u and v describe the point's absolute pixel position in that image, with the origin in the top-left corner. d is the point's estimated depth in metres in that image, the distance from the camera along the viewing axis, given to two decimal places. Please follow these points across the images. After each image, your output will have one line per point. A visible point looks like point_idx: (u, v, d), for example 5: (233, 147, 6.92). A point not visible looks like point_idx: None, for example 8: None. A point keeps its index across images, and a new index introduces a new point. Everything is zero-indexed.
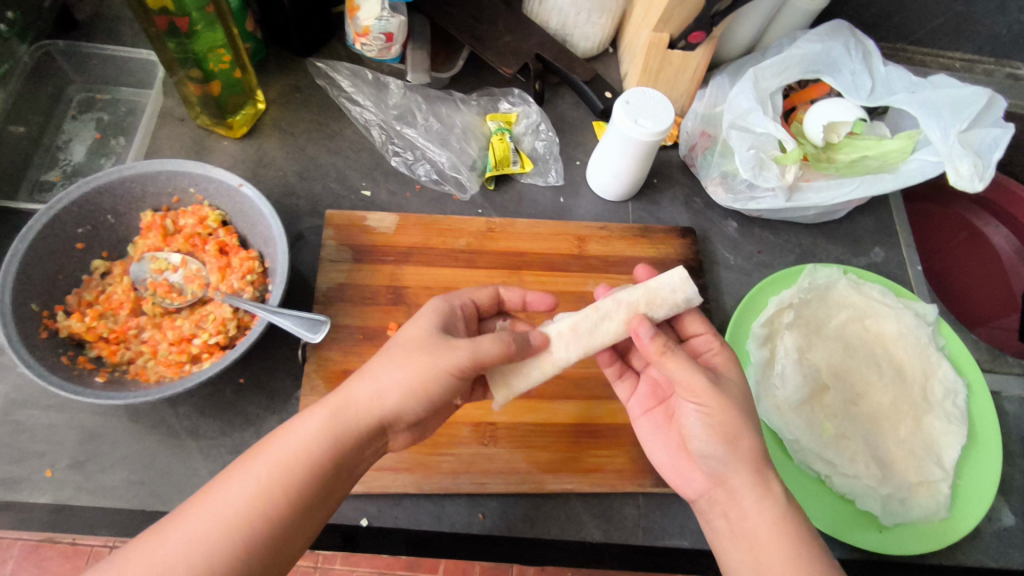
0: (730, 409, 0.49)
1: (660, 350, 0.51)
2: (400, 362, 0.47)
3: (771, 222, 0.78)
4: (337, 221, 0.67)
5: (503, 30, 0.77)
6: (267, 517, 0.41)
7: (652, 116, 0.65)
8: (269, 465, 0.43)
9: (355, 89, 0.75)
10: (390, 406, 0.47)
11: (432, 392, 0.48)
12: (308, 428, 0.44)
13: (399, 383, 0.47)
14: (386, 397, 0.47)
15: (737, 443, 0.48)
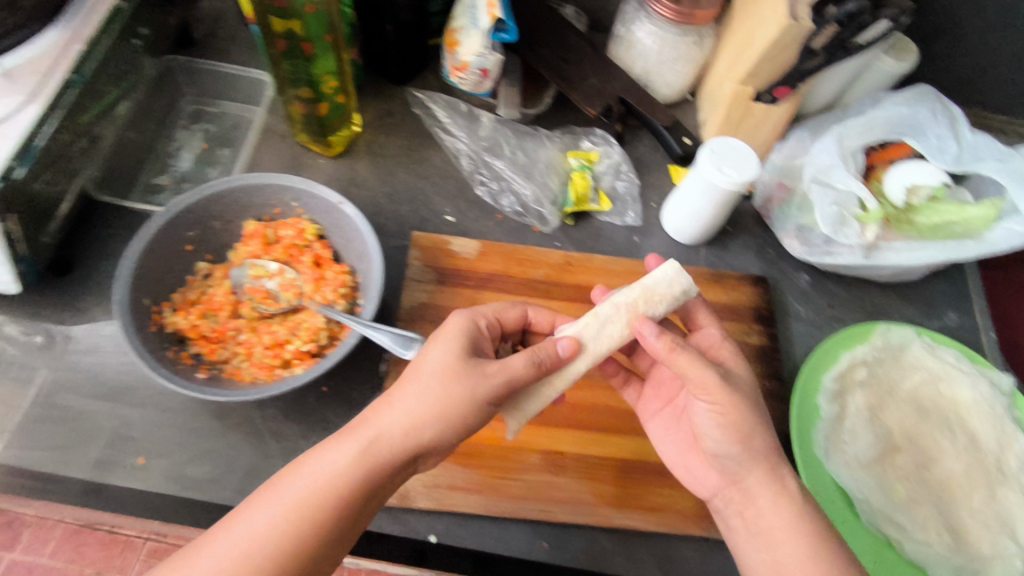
0: (740, 406, 0.51)
1: (669, 346, 0.52)
2: (431, 386, 0.47)
3: (843, 277, 0.78)
4: (423, 243, 0.70)
5: (589, 72, 0.80)
6: (296, 550, 0.42)
7: (737, 165, 0.66)
8: (300, 496, 0.43)
9: (451, 120, 0.79)
10: (428, 434, 0.46)
11: (465, 420, 0.47)
12: (336, 460, 0.44)
13: (429, 413, 0.46)
14: (417, 428, 0.46)
15: (749, 440, 0.50)
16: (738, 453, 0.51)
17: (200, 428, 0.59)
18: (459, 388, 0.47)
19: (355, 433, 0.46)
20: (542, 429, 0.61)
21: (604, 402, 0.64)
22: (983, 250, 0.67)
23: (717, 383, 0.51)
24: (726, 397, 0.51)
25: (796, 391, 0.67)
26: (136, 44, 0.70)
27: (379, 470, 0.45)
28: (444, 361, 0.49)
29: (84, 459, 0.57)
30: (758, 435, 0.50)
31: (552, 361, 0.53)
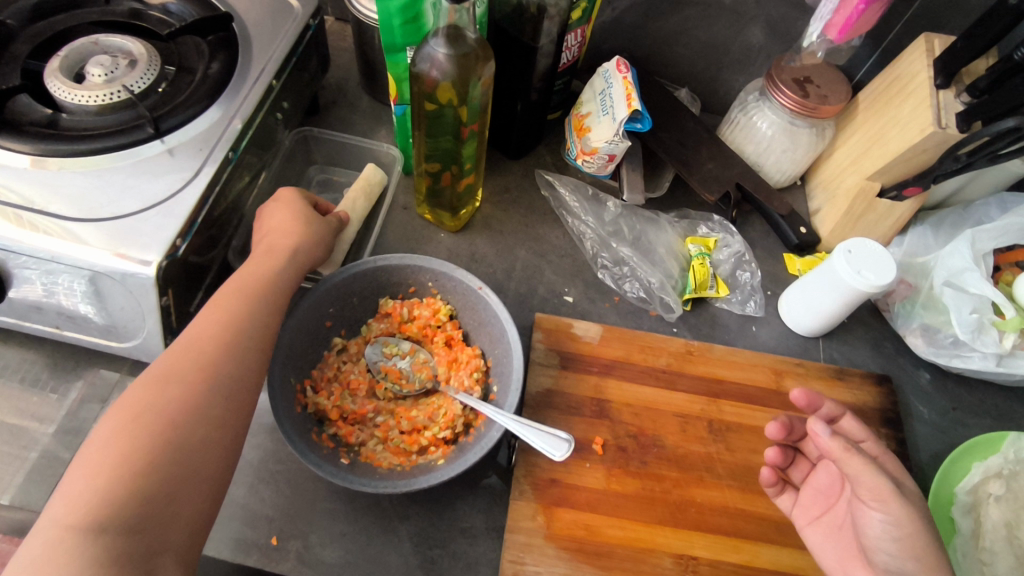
0: (918, 520, 0.51)
1: (842, 447, 0.53)
2: (283, 221, 0.61)
3: (966, 378, 0.75)
4: (547, 325, 0.70)
5: (706, 157, 0.81)
6: (218, 369, 0.48)
7: (875, 269, 0.65)
8: (212, 331, 0.50)
9: (577, 203, 0.79)
10: (286, 249, 0.59)
11: (279, 251, 0.59)
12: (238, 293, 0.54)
13: (282, 242, 0.59)
14: (273, 261, 0.57)
15: (928, 560, 0.50)
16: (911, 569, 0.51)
17: (331, 508, 0.58)
18: (321, 223, 0.64)
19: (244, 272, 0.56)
20: (675, 531, 0.60)
21: (735, 504, 0.62)
22: None
23: (892, 493, 0.52)
24: (904, 511, 0.51)
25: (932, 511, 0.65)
26: (278, 118, 0.73)
27: (231, 315, 0.52)
28: (288, 210, 0.62)
29: (220, 535, 0.56)
30: (935, 554, 0.51)
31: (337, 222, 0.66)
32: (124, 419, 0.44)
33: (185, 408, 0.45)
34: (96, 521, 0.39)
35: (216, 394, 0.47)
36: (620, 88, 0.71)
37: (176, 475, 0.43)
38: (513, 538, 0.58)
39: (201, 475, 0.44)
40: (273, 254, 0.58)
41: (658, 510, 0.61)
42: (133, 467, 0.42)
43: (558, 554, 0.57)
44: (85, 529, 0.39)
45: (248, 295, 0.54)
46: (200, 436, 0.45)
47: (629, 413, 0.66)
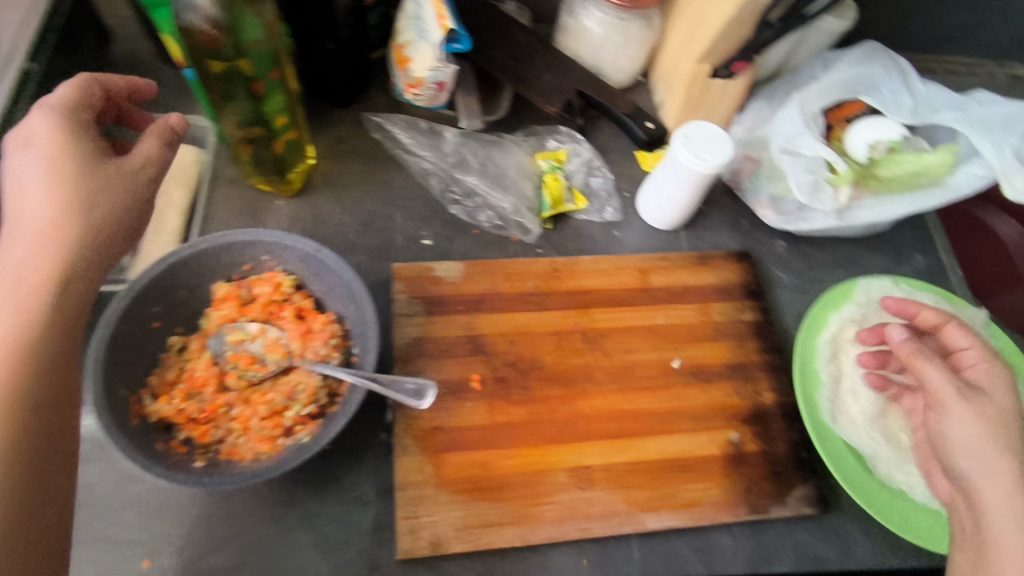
0: (991, 418, 0.52)
1: (911, 351, 0.59)
2: (36, 164, 0.46)
3: (816, 238, 0.79)
4: (407, 274, 0.66)
5: (542, 69, 0.78)
6: (7, 372, 0.40)
7: (712, 150, 0.66)
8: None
9: (413, 140, 0.75)
10: (56, 203, 0.46)
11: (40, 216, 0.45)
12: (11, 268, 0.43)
13: (45, 193, 0.46)
14: (44, 223, 0.45)
15: (1003, 450, 0.50)
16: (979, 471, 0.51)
17: (206, 514, 0.55)
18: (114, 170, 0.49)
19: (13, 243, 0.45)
20: (565, 446, 0.60)
21: (619, 406, 0.63)
22: (950, 195, 0.69)
23: (954, 396, 0.54)
24: (967, 408, 0.53)
25: (796, 369, 0.68)
26: None
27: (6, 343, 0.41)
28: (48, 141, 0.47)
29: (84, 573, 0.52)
30: (1011, 445, 0.50)
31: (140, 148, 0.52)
32: None
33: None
34: None
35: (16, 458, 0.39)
36: (430, 7, 0.65)
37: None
38: (404, 495, 0.57)
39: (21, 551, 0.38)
40: (46, 218, 0.45)
41: (545, 430, 0.61)
42: None
43: (452, 498, 0.57)
44: None
45: (22, 275, 0.43)
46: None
47: (503, 342, 0.65)
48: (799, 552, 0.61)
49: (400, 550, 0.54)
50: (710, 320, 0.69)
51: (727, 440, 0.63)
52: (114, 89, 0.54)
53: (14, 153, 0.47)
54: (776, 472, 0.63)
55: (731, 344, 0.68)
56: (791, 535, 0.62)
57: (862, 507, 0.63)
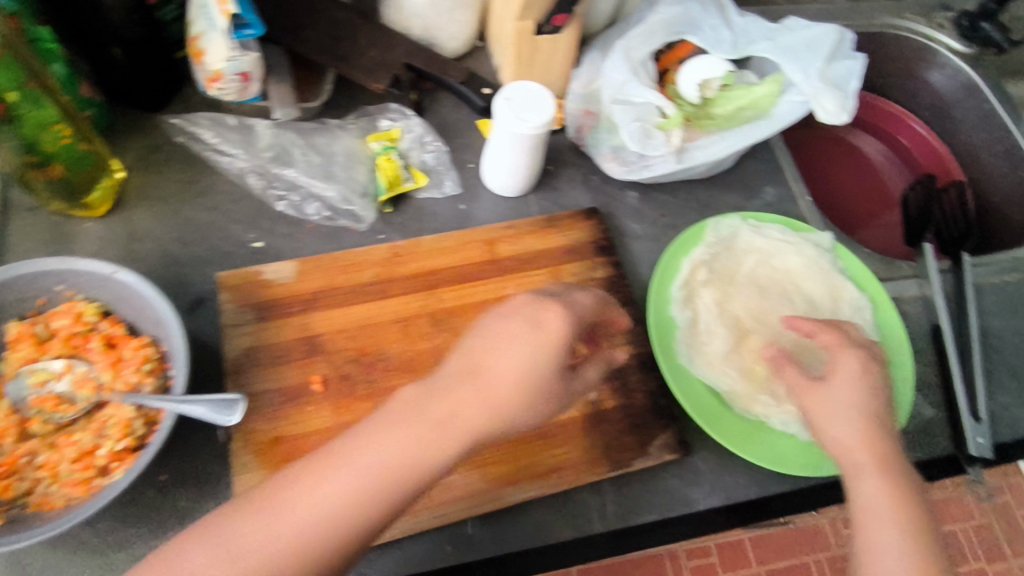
0: (854, 410, 0.54)
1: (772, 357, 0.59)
2: (506, 335, 0.56)
3: (667, 184, 0.79)
4: (232, 281, 0.64)
5: (366, 45, 0.73)
6: (423, 459, 0.53)
7: (534, 109, 0.63)
8: (436, 420, 0.53)
9: (221, 139, 0.70)
10: (507, 395, 0.56)
11: (496, 380, 0.56)
12: (431, 407, 0.54)
13: (510, 364, 0.55)
14: (504, 389, 0.56)
15: (868, 446, 0.53)
16: (851, 457, 0.53)
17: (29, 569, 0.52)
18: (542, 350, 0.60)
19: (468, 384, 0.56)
20: None
21: None
22: (776, 125, 0.69)
23: (820, 389, 0.56)
24: (827, 400, 0.55)
25: (651, 316, 0.68)
26: None
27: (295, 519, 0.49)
28: (554, 306, 0.59)
29: None
30: (875, 445, 0.53)
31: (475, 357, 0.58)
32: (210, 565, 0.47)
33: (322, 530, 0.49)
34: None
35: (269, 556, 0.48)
36: None
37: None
38: None
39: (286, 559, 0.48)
40: (501, 382, 0.56)
41: None
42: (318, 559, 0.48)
43: None
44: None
45: (378, 458, 0.52)
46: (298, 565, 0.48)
47: (344, 339, 0.63)
48: (664, 498, 0.62)
49: None
50: (562, 282, 0.68)
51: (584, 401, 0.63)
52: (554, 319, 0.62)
53: (542, 306, 0.60)
54: (634, 425, 0.63)
55: None
56: (654, 486, 0.63)
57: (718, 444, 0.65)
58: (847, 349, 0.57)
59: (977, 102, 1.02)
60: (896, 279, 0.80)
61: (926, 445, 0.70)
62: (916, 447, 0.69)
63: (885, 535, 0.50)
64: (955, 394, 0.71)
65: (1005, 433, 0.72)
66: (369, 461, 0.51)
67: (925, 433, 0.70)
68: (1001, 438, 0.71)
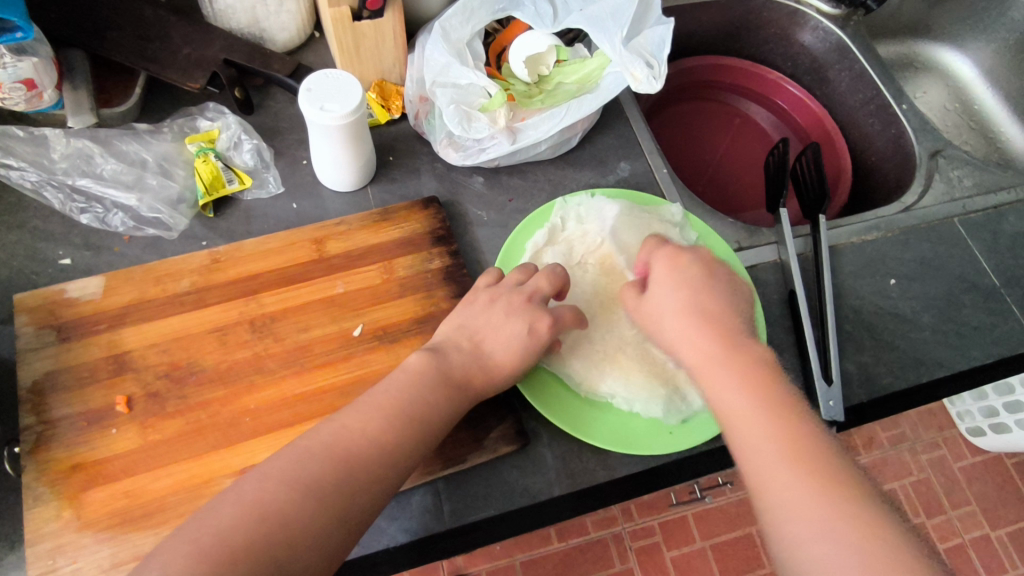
0: (676, 309, 0.55)
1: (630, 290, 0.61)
2: (503, 318, 0.59)
3: (516, 167, 0.76)
4: (31, 303, 0.59)
5: (179, 43, 0.70)
6: (382, 462, 0.48)
7: (337, 99, 0.61)
8: (401, 406, 0.51)
9: (4, 150, 0.64)
10: (505, 375, 0.57)
11: (499, 360, 0.57)
12: (414, 370, 0.54)
13: (522, 345, 0.58)
14: (498, 367, 0.57)
15: (694, 340, 0.53)
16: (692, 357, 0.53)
17: None
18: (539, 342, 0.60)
19: (395, 376, 0.54)
20: (230, 449, 0.56)
21: (292, 392, 0.59)
22: (601, 98, 0.66)
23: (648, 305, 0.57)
24: (650, 310, 0.57)
25: None
26: None
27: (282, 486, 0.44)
28: (501, 297, 0.60)
29: None
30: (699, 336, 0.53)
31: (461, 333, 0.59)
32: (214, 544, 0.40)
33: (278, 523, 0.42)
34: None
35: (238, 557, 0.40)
36: None
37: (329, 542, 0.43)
38: (39, 549, 0.51)
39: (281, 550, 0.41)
40: (497, 362, 0.57)
41: (208, 437, 0.56)
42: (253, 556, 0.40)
43: (97, 539, 0.52)
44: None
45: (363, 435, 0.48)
46: (358, 503, 0.46)
47: (157, 353, 0.59)
48: (504, 492, 0.60)
49: None
50: (394, 277, 0.66)
51: None
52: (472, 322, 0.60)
53: (503, 297, 0.60)
54: (468, 420, 0.61)
55: (417, 297, 0.65)
56: (496, 479, 0.60)
57: (561, 430, 0.63)
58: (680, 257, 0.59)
59: (849, 62, 1.01)
60: (757, 246, 0.78)
61: None
62: None
63: (743, 418, 0.47)
64: (808, 359, 0.69)
65: (859, 394, 0.71)
66: (374, 411, 0.50)
67: None
68: (855, 400, 0.70)
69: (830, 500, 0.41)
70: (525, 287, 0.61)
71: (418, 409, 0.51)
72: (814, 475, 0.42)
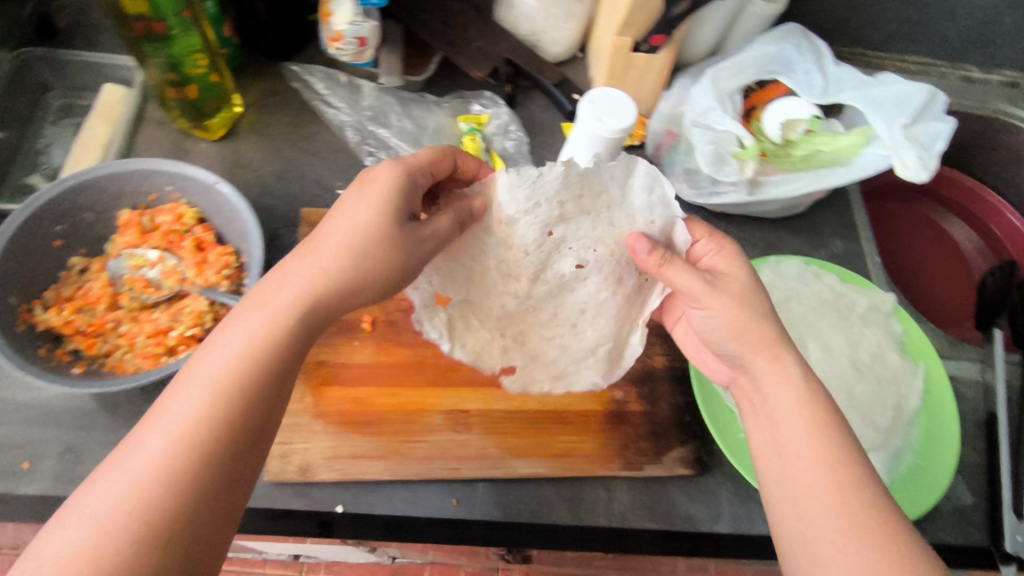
0: (735, 303, 0.51)
1: (660, 262, 0.51)
2: (349, 204, 0.50)
3: (735, 217, 0.80)
4: (314, 219, 0.69)
5: (474, 35, 0.79)
6: (270, 359, 0.43)
7: (615, 115, 0.66)
8: (275, 300, 0.45)
9: (330, 91, 0.77)
10: (382, 251, 0.49)
11: (357, 249, 0.48)
12: (271, 288, 0.46)
13: (368, 218, 0.49)
14: (360, 260, 0.48)
15: (746, 338, 0.51)
16: (760, 352, 0.50)
17: (93, 424, 0.58)
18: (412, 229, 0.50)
19: (249, 298, 0.46)
20: (445, 390, 0.62)
21: None
22: (854, 174, 0.70)
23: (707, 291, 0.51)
24: (720, 302, 0.51)
25: None
26: None
27: (164, 445, 0.38)
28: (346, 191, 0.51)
29: None
30: (756, 332, 0.51)
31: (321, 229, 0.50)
32: (115, 525, 0.35)
33: (172, 465, 0.37)
34: (173, 532, 0.36)
35: (138, 519, 0.35)
36: None
37: (213, 503, 0.38)
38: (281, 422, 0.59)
39: (191, 492, 0.37)
40: (360, 250, 0.48)
41: (432, 374, 0.63)
42: (160, 520, 0.36)
43: (326, 428, 0.59)
44: (172, 538, 0.36)
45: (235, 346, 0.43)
46: (236, 454, 0.40)
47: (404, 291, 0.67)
48: (668, 510, 0.62)
49: (269, 473, 0.57)
50: None
51: (611, 397, 0.65)
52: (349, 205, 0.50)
53: (353, 194, 0.51)
54: (654, 432, 0.64)
55: None
56: (663, 496, 0.62)
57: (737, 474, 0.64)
58: (725, 257, 0.54)
59: None
60: (957, 359, 0.77)
61: (960, 532, 0.66)
62: (949, 531, 0.66)
63: (800, 444, 0.47)
64: (999, 487, 0.67)
65: None
66: (248, 320, 0.44)
67: (960, 520, 0.66)
68: None
69: (871, 519, 0.42)
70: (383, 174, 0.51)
71: (302, 297, 0.46)
72: (864, 525, 0.42)
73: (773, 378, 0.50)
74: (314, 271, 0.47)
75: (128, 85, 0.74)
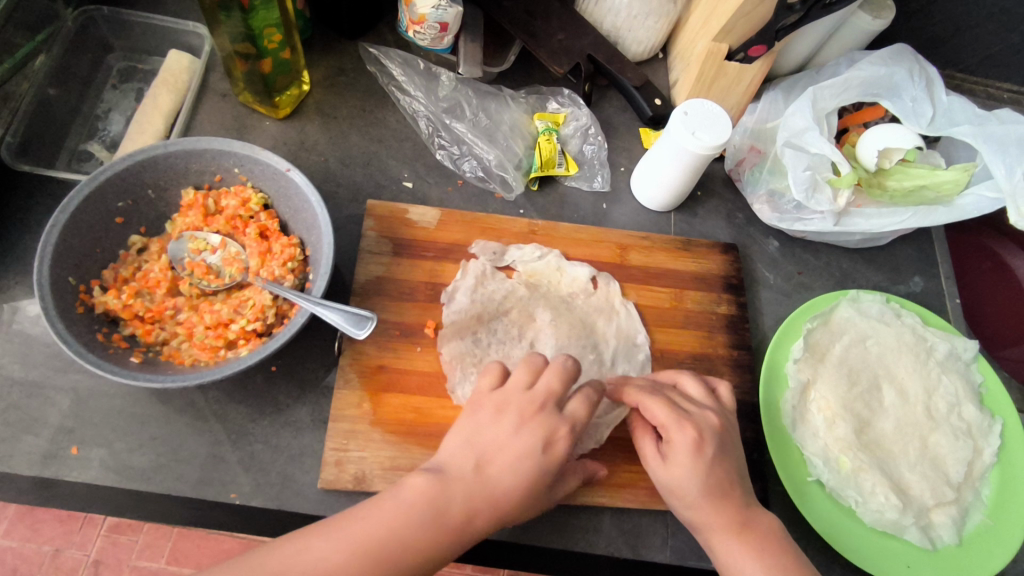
0: (694, 465, 0.51)
1: (661, 409, 0.53)
2: (495, 419, 0.49)
3: (812, 244, 0.76)
4: (379, 212, 0.66)
5: (556, 27, 0.75)
6: (399, 555, 0.43)
7: (710, 129, 0.62)
8: (436, 501, 0.45)
9: (407, 78, 0.74)
10: (517, 499, 0.46)
11: (499, 486, 0.46)
12: (412, 494, 0.45)
13: (529, 426, 0.48)
14: (507, 499, 0.46)
15: (715, 500, 0.51)
16: (691, 513, 0.52)
17: (144, 414, 0.56)
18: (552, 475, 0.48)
19: (390, 494, 0.45)
20: None
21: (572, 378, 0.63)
22: (955, 215, 0.66)
23: (687, 449, 0.51)
24: (688, 466, 0.51)
25: (765, 359, 0.67)
26: None
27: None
28: (510, 401, 0.50)
29: (18, 452, 0.53)
30: (718, 487, 0.51)
31: (504, 393, 0.51)
32: None
33: None
34: None
35: None
36: None
37: None
38: (337, 427, 0.56)
39: None
40: (503, 492, 0.46)
41: None
42: None
43: (383, 438, 0.56)
44: None
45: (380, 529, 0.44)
46: None
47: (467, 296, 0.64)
48: None
49: (323, 479, 0.54)
50: (681, 306, 0.68)
51: None
52: (494, 465, 0.47)
53: (512, 423, 0.49)
54: None
55: (699, 333, 0.67)
56: None
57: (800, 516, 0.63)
58: (679, 428, 0.52)
59: None
60: None
61: None
62: None
63: None
64: None
65: None
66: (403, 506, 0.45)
67: None
68: None
69: None
70: (540, 393, 0.50)
71: (452, 505, 0.45)
72: None
73: (721, 528, 0.51)
74: (471, 463, 0.47)
75: (195, 55, 0.71)
